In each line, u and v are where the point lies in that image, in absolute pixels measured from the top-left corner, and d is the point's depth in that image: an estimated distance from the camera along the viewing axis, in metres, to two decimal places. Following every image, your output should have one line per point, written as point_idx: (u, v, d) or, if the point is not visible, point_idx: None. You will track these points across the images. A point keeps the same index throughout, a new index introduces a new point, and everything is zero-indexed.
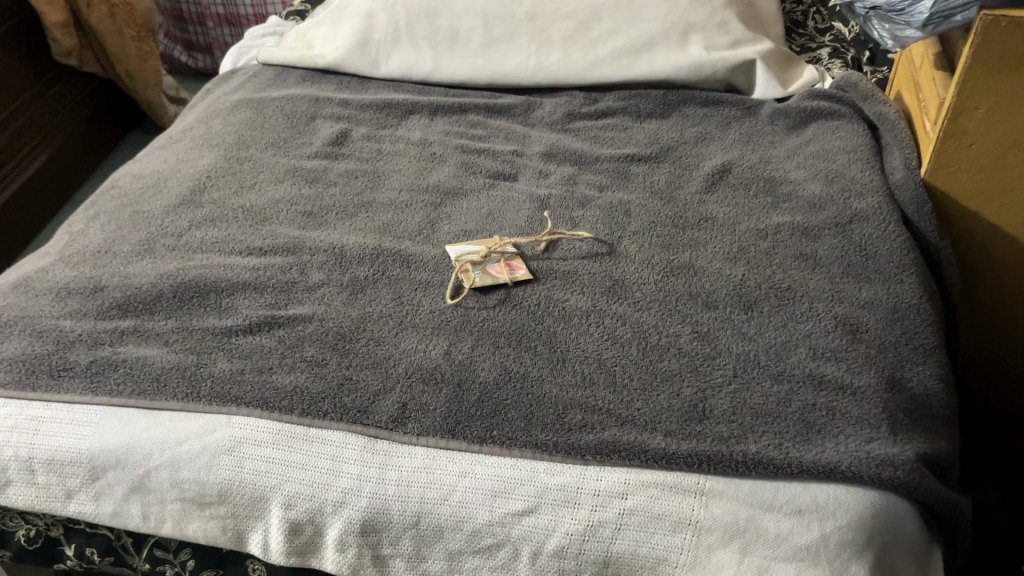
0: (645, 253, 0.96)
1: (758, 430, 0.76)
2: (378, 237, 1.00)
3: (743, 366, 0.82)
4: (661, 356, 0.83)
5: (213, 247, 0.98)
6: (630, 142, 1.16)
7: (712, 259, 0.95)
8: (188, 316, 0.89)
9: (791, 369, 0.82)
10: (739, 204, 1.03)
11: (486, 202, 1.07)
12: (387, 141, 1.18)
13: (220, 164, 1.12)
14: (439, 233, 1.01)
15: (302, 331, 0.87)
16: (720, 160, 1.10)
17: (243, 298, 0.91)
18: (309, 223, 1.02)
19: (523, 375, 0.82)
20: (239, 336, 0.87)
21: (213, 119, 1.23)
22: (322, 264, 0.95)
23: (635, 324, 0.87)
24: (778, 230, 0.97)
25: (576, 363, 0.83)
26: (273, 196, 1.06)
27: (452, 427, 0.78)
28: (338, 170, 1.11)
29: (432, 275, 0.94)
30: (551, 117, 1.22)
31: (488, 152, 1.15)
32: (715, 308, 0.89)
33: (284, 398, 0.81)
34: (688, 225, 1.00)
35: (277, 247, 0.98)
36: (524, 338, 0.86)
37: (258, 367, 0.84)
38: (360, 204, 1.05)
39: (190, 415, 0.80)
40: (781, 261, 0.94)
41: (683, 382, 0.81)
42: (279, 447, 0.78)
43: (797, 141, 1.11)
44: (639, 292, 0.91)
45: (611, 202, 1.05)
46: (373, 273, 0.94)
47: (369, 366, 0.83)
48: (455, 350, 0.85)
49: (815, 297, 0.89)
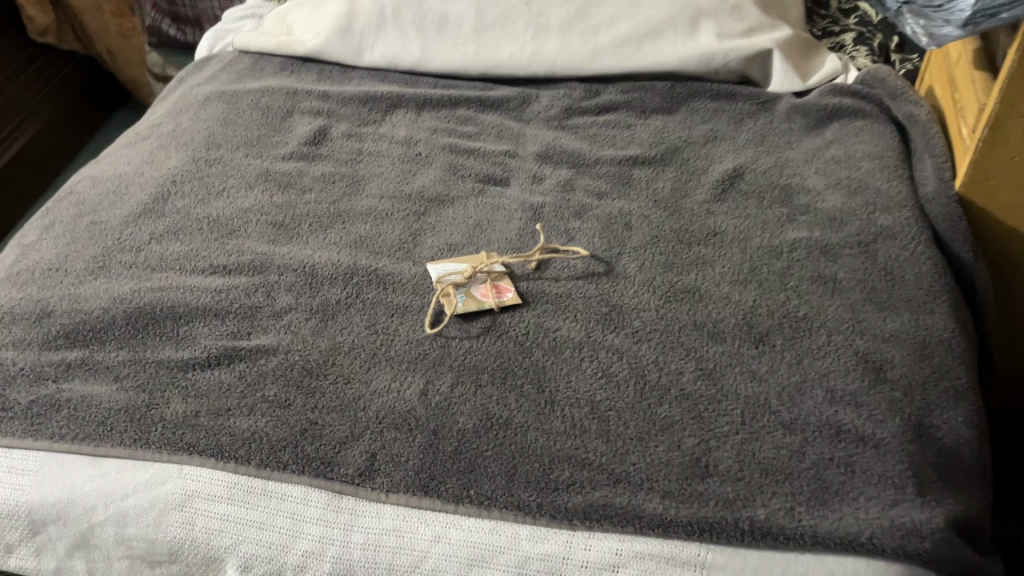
0: (646, 273, 0.87)
1: (768, 492, 0.67)
2: (353, 253, 0.91)
3: (753, 413, 0.73)
4: (660, 399, 0.75)
5: (173, 265, 0.90)
6: (633, 142, 1.06)
7: (720, 282, 0.86)
8: (142, 347, 0.81)
9: (805, 417, 0.73)
10: (751, 216, 0.93)
11: (473, 211, 0.98)
12: (369, 139, 1.08)
13: (186, 166, 1.03)
14: (421, 247, 0.92)
15: (265, 366, 0.79)
16: (730, 165, 1.00)
17: (202, 326, 0.83)
18: (280, 236, 0.94)
19: (506, 421, 0.73)
20: (195, 371, 0.79)
21: (183, 114, 1.14)
22: (291, 285, 0.87)
23: (632, 360, 0.79)
24: (794, 247, 0.88)
25: (565, 407, 0.75)
26: (242, 205, 0.98)
27: (425, 483, 0.70)
28: (314, 173, 1.02)
29: (410, 299, 0.86)
30: (548, 112, 1.12)
31: (478, 153, 1.06)
32: (722, 340, 0.80)
33: (240, 446, 0.73)
34: (694, 241, 0.91)
35: (242, 265, 0.89)
36: (509, 375, 0.78)
37: (214, 409, 0.76)
38: (336, 213, 0.97)
39: (138, 464, 0.73)
40: (796, 286, 0.84)
41: (684, 431, 0.72)
42: (235, 503, 0.71)
43: (816, 143, 1.01)
44: (638, 320, 0.82)
45: (611, 212, 0.96)
46: (346, 296, 0.86)
47: (336, 408, 0.75)
48: (432, 390, 0.76)
49: (834, 330, 0.80)
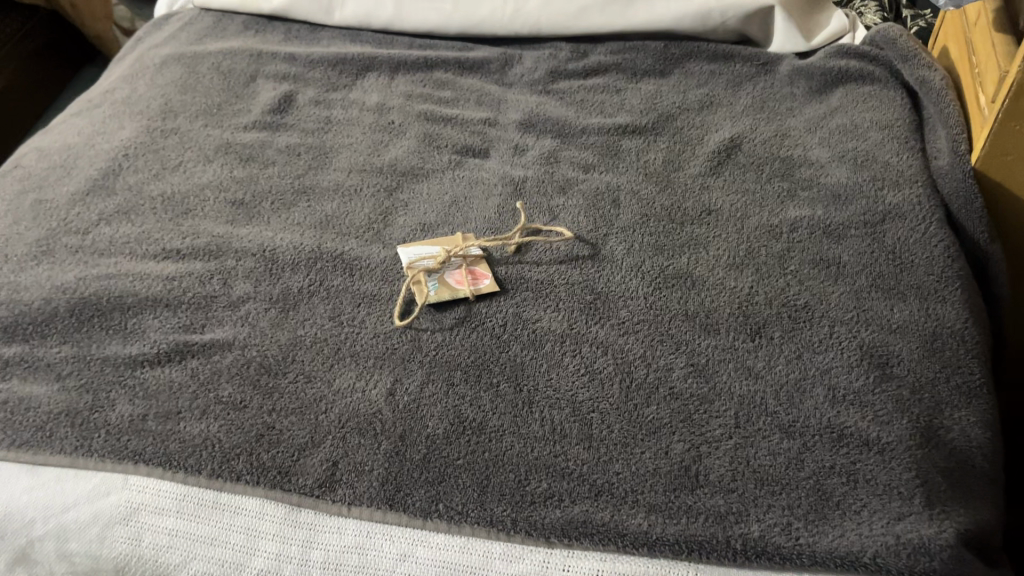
0: (634, 257, 0.81)
1: (763, 505, 0.62)
2: (318, 235, 0.84)
3: (748, 415, 0.68)
4: (647, 399, 0.69)
5: (123, 249, 0.83)
6: (622, 108, 0.98)
7: (714, 266, 0.79)
8: (86, 341, 0.75)
9: (805, 419, 0.67)
10: (749, 191, 0.87)
11: (449, 187, 0.91)
12: (338, 106, 1.01)
13: (140, 138, 0.96)
14: (392, 228, 0.86)
15: (219, 363, 0.73)
16: (727, 134, 0.93)
17: (153, 318, 0.76)
18: (240, 216, 0.87)
19: (479, 425, 0.68)
20: (144, 368, 0.73)
21: (139, 79, 1.06)
22: (250, 271, 0.80)
23: (618, 354, 0.72)
24: (794, 227, 0.82)
25: (544, 408, 0.69)
26: (199, 181, 0.90)
27: (390, 496, 0.64)
28: (278, 145, 0.95)
29: (378, 286, 0.79)
30: (532, 75, 1.04)
31: (455, 121, 0.98)
32: (716, 332, 0.74)
33: (190, 454, 0.67)
34: (686, 219, 0.84)
35: (198, 248, 0.82)
36: (484, 373, 0.72)
37: (163, 412, 0.70)
38: (301, 190, 0.90)
39: (80, 474, 0.67)
40: (796, 271, 0.78)
41: (673, 436, 0.66)
42: (184, 517, 0.65)
43: (820, 110, 0.93)
44: (625, 310, 0.76)
45: (597, 187, 0.89)
46: (309, 284, 0.79)
47: (296, 410, 0.69)
48: (400, 390, 0.71)
49: (836, 321, 0.74)
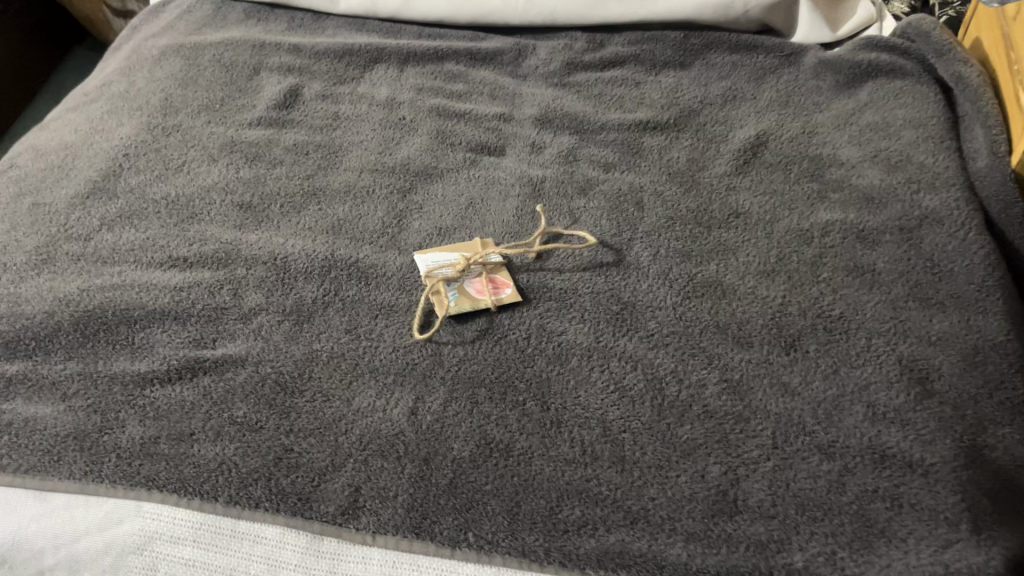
0: (661, 263, 0.78)
1: (805, 533, 0.60)
2: (330, 240, 0.81)
3: (785, 435, 0.65)
4: (681, 418, 0.66)
5: (127, 257, 0.79)
6: (642, 103, 0.95)
7: (744, 274, 0.76)
8: (92, 357, 0.72)
9: (845, 439, 0.65)
10: (777, 193, 0.83)
11: (465, 187, 0.87)
12: (346, 101, 0.97)
13: (141, 137, 0.92)
14: (407, 233, 0.82)
15: (232, 381, 0.70)
16: (752, 131, 0.90)
17: (161, 332, 0.73)
18: (248, 220, 0.83)
19: (506, 447, 0.65)
20: (154, 387, 0.70)
21: (138, 71, 1.02)
22: (261, 281, 0.77)
23: (648, 369, 0.70)
24: (825, 232, 0.79)
25: (573, 429, 0.66)
26: (204, 182, 0.87)
27: (417, 524, 0.61)
28: (285, 143, 0.91)
29: (396, 296, 0.76)
30: (547, 67, 1.00)
31: (469, 117, 0.95)
32: (749, 346, 0.71)
33: (205, 480, 0.64)
34: (713, 223, 0.81)
35: (205, 257, 0.79)
36: (509, 391, 0.69)
37: (175, 434, 0.67)
38: (310, 192, 0.86)
39: (90, 500, 0.64)
40: (829, 279, 0.75)
41: (709, 458, 0.64)
42: (201, 547, 0.62)
43: (848, 107, 0.90)
44: (653, 321, 0.73)
45: (620, 187, 0.85)
46: (323, 295, 0.76)
47: (315, 432, 0.66)
48: (422, 410, 0.68)
49: (873, 332, 0.71)
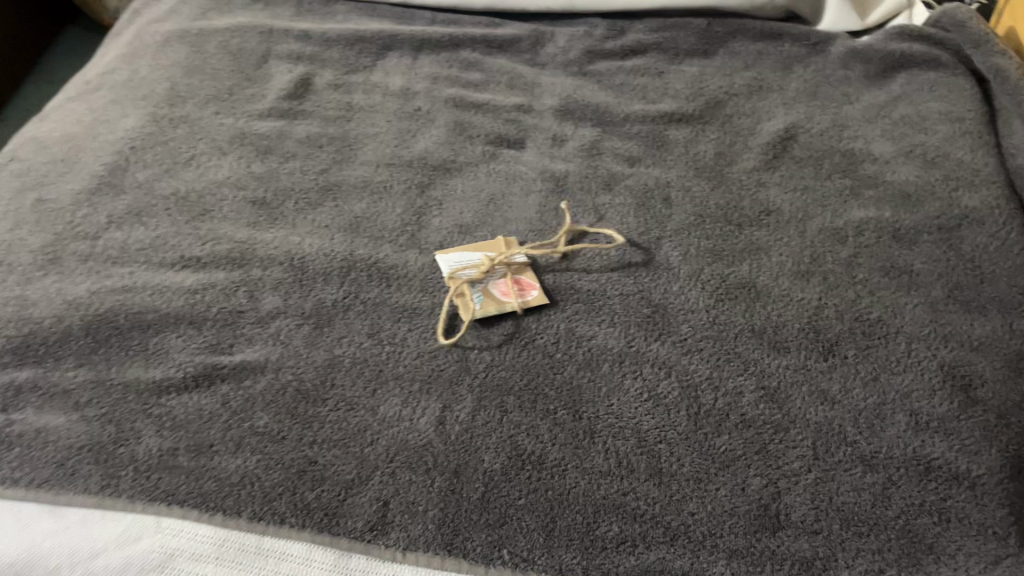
0: (692, 264, 0.75)
1: (851, 549, 0.58)
2: (348, 239, 0.78)
3: (826, 445, 0.63)
4: (718, 428, 0.64)
5: (137, 257, 0.76)
6: (666, 93, 0.92)
7: (778, 274, 0.74)
8: (105, 364, 0.69)
9: (888, 450, 0.63)
10: (808, 189, 0.81)
11: (486, 182, 0.84)
12: (359, 90, 0.94)
13: (147, 129, 0.88)
14: (427, 230, 0.80)
15: (251, 389, 0.67)
16: (781, 124, 0.87)
17: (176, 337, 0.71)
18: (262, 217, 0.80)
19: (538, 459, 0.63)
20: (170, 395, 0.67)
21: (140, 58, 0.98)
22: (277, 283, 0.74)
23: (682, 376, 0.68)
24: (860, 231, 0.77)
25: (607, 439, 0.64)
26: (215, 178, 0.84)
27: (448, 541, 0.59)
28: (298, 136, 0.88)
29: (418, 298, 0.74)
30: (566, 55, 0.97)
31: (487, 107, 0.92)
32: (786, 351, 0.69)
33: (227, 495, 0.62)
34: (744, 221, 0.79)
35: (219, 257, 0.76)
36: (539, 399, 0.67)
37: (194, 446, 0.64)
38: (325, 187, 0.83)
39: (108, 515, 0.61)
40: (865, 281, 0.73)
41: (749, 470, 0.62)
42: (225, 565, 0.59)
43: (880, 99, 0.88)
44: (686, 325, 0.71)
45: (646, 182, 0.83)
46: (342, 297, 0.73)
47: (340, 443, 0.64)
48: (450, 419, 0.65)
49: (913, 337, 0.69)
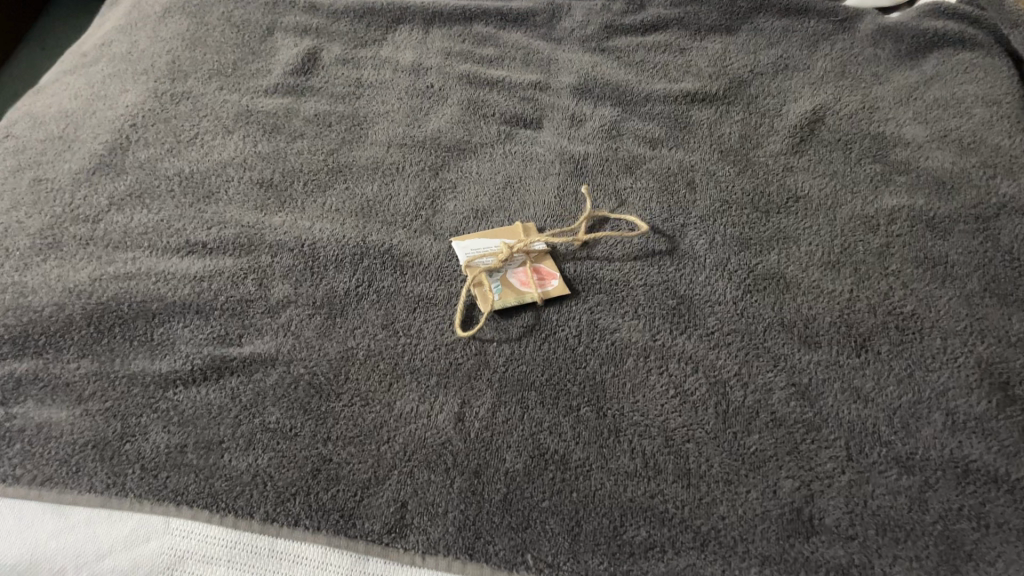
0: (717, 252, 0.73)
1: (888, 556, 0.55)
2: (360, 224, 0.75)
3: (860, 446, 0.61)
4: (748, 427, 0.62)
5: (140, 241, 0.73)
6: (688, 71, 0.88)
7: (808, 265, 0.71)
8: (108, 355, 0.66)
9: (924, 452, 0.61)
10: (837, 174, 0.78)
11: (502, 164, 0.81)
12: (369, 66, 0.90)
13: (148, 105, 0.85)
14: (442, 215, 0.77)
15: (262, 383, 0.65)
16: (808, 106, 0.84)
17: (182, 327, 0.68)
18: (270, 200, 0.77)
19: (562, 459, 0.60)
20: (177, 389, 0.65)
21: (140, 29, 0.94)
22: (287, 270, 0.71)
23: (709, 373, 0.65)
24: (892, 219, 0.74)
25: (633, 438, 0.62)
26: (220, 158, 0.80)
27: (470, 544, 0.57)
28: (306, 113, 0.85)
29: (434, 287, 0.71)
30: (584, 30, 0.94)
31: (502, 85, 0.88)
32: (817, 346, 0.66)
33: (239, 495, 0.59)
34: (772, 208, 0.76)
35: (226, 242, 0.73)
36: (561, 395, 0.64)
37: (204, 442, 0.62)
38: (335, 169, 0.80)
39: (114, 515, 0.59)
40: (898, 272, 0.70)
41: (780, 472, 0.60)
42: (237, 568, 0.57)
43: (911, 80, 0.84)
44: (712, 318, 0.68)
45: (669, 166, 0.80)
46: (355, 285, 0.70)
47: (355, 440, 0.62)
48: (469, 416, 0.63)
49: (949, 332, 0.66)
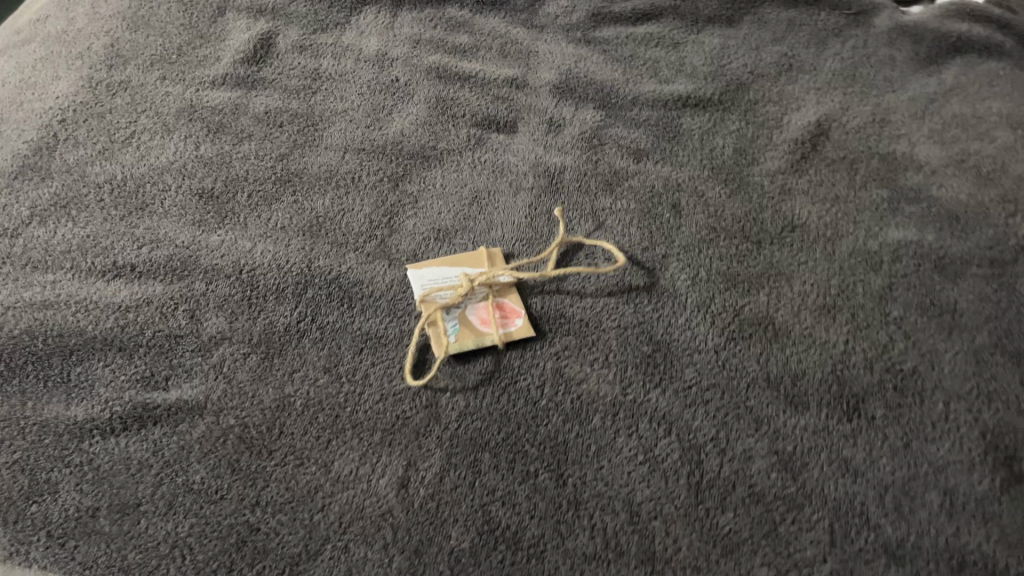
0: (701, 290, 0.65)
1: None
2: (307, 245, 0.68)
3: (845, 530, 0.54)
4: (722, 503, 0.56)
5: (61, 261, 0.66)
6: (681, 70, 0.80)
7: (800, 309, 0.64)
8: (18, 398, 0.60)
9: (917, 538, 0.54)
10: (840, 199, 0.70)
11: (469, 174, 0.73)
12: (329, 54, 0.82)
13: (81, 96, 0.77)
14: (399, 235, 0.69)
15: (187, 436, 0.58)
16: (811, 117, 0.76)
17: (103, 366, 0.61)
18: (209, 213, 0.70)
19: (513, 537, 0.54)
20: (93, 440, 0.58)
21: (78, 4, 0.85)
22: (223, 300, 0.64)
23: (684, 435, 0.59)
24: (897, 256, 0.66)
25: (594, 513, 0.55)
26: (157, 162, 0.73)
27: None
28: (256, 110, 0.77)
29: (384, 324, 0.64)
30: (569, 18, 0.86)
31: (475, 80, 0.80)
32: (805, 408, 0.59)
33: (153, 569, 0.53)
34: (764, 238, 0.68)
35: (157, 265, 0.66)
36: (518, 457, 0.58)
37: (118, 506, 0.56)
38: (284, 177, 0.72)
39: None
40: (901, 320, 0.63)
41: (755, 558, 0.53)
42: None
43: (928, 92, 0.76)
44: (691, 369, 0.62)
45: (653, 183, 0.72)
46: (297, 320, 0.64)
47: (286, 507, 0.56)
48: (413, 481, 0.57)
49: (953, 395, 0.59)
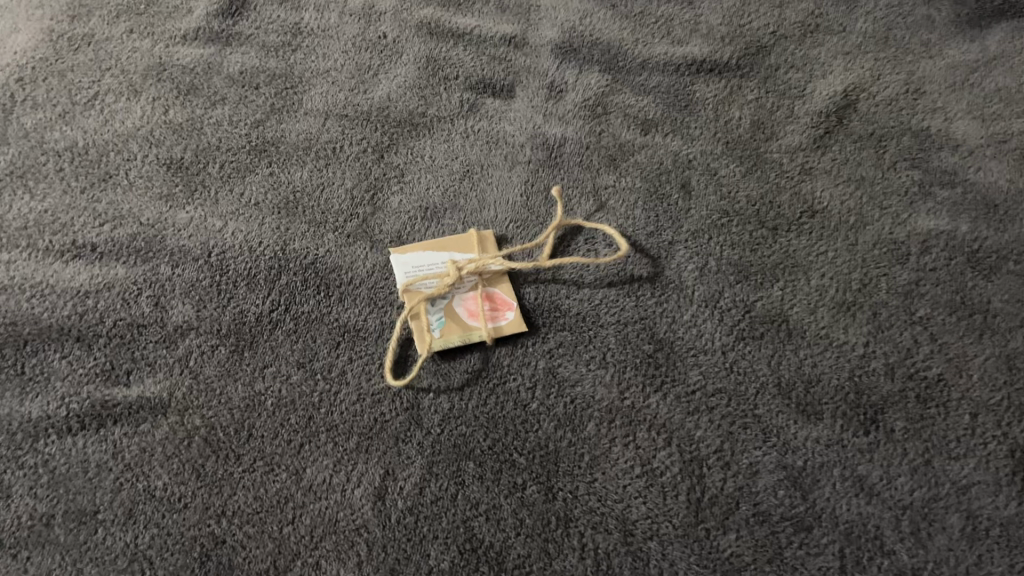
0: (710, 282, 0.60)
1: None
2: (282, 225, 0.63)
3: (858, 556, 0.50)
4: (724, 522, 0.51)
5: (17, 239, 0.62)
6: (696, 30, 0.73)
7: (817, 306, 0.59)
8: None
9: (935, 568, 0.49)
10: (866, 180, 0.64)
11: (460, 145, 0.67)
12: (311, 6, 0.75)
13: (40, 52, 0.71)
14: (382, 214, 0.63)
15: (149, 438, 0.54)
16: (838, 86, 0.69)
17: (59, 358, 0.57)
18: (176, 186, 0.64)
19: (496, 557, 0.50)
20: (49, 440, 0.54)
21: None
22: (190, 286, 0.60)
23: (685, 446, 0.54)
24: (926, 248, 0.60)
25: (584, 531, 0.51)
26: (122, 128, 0.67)
27: None
28: (230, 69, 0.71)
29: (365, 315, 0.59)
30: None
31: (470, 38, 0.73)
32: (819, 419, 0.55)
33: None
34: (780, 224, 0.62)
35: (120, 245, 0.61)
36: (505, 467, 0.53)
37: (75, 514, 0.52)
38: (258, 145, 0.66)
39: None
40: (927, 320, 0.58)
41: None
42: None
43: (969, 60, 0.69)
44: (695, 372, 0.57)
45: (661, 159, 0.66)
46: (269, 309, 0.59)
47: (254, 519, 0.52)
48: (391, 492, 0.52)
49: (981, 407, 0.54)
